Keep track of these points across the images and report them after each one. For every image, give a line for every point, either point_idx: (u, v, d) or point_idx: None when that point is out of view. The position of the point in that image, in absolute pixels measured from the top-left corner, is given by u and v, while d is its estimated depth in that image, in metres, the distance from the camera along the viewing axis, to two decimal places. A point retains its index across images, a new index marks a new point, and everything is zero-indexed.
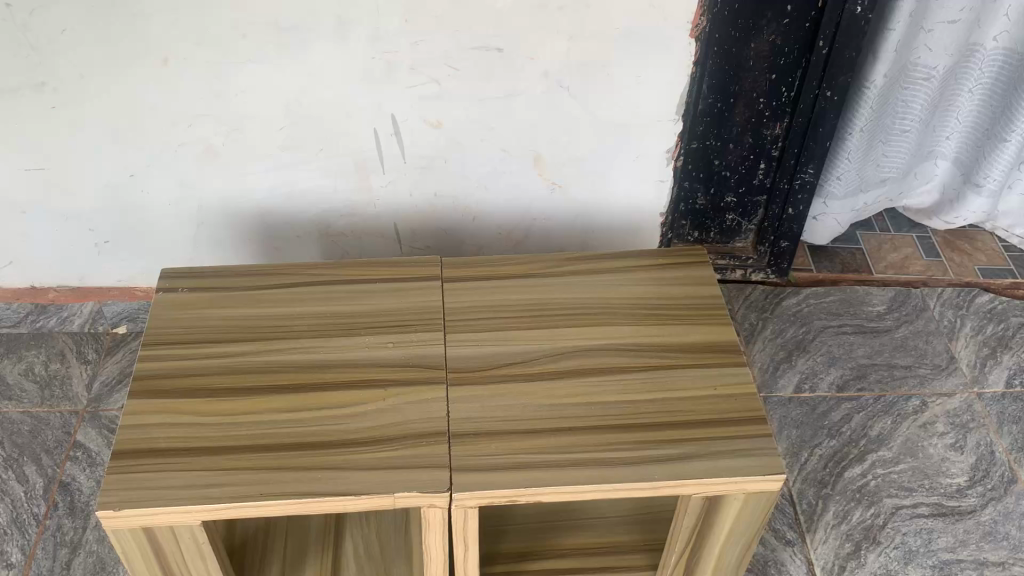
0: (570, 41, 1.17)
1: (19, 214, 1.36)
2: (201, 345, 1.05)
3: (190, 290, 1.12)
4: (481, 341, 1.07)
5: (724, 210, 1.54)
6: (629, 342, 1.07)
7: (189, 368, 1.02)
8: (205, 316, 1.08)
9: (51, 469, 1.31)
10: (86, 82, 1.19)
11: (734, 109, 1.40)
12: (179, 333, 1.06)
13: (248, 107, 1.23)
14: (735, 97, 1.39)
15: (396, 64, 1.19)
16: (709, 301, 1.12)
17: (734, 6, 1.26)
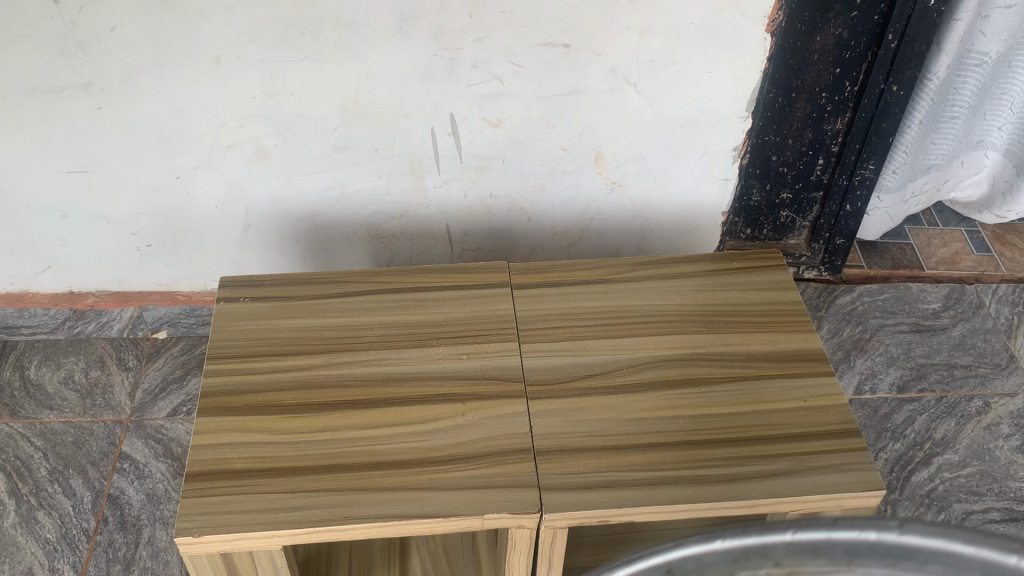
0: (640, 36, 1.12)
1: (60, 218, 1.30)
2: (268, 359, 1.01)
3: (251, 300, 1.08)
4: (558, 350, 1.03)
5: (779, 207, 1.50)
6: (711, 352, 1.03)
7: (257, 383, 0.98)
8: (269, 327, 1.04)
9: (98, 481, 1.27)
10: (134, 81, 1.15)
11: (795, 104, 1.35)
12: (245, 347, 1.02)
13: (303, 107, 1.19)
14: (796, 92, 1.34)
15: (458, 61, 1.14)
16: (790, 308, 1.08)
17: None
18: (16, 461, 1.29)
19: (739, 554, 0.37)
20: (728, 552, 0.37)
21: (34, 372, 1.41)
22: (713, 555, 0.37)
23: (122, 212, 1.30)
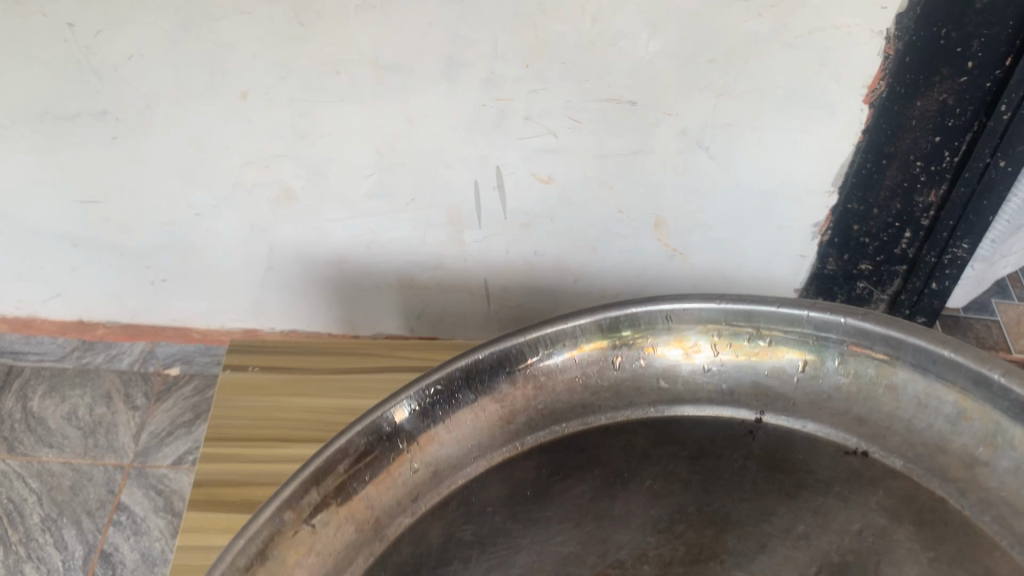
0: (718, 97, 0.99)
1: (70, 247, 1.21)
2: (275, 446, 0.90)
3: (263, 369, 0.98)
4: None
5: (854, 278, 1.23)
6: None
7: (259, 474, 0.87)
8: (280, 406, 0.94)
9: (92, 535, 1.17)
10: (153, 113, 1.04)
11: (884, 171, 1.07)
12: (251, 428, 0.91)
13: (335, 150, 1.07)
14: (887, 158, 1.06)
15: (509, 112, 1.02)
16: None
17: (901, 58, 0.94)
18: (8, 504, 1.20)
19: (733, 315, 0.79)
20: (724, 312, 0.79)
21: (37, 404, 1.32)
22: (713, 313, 0.79)
23: (137, 245, 1.21)
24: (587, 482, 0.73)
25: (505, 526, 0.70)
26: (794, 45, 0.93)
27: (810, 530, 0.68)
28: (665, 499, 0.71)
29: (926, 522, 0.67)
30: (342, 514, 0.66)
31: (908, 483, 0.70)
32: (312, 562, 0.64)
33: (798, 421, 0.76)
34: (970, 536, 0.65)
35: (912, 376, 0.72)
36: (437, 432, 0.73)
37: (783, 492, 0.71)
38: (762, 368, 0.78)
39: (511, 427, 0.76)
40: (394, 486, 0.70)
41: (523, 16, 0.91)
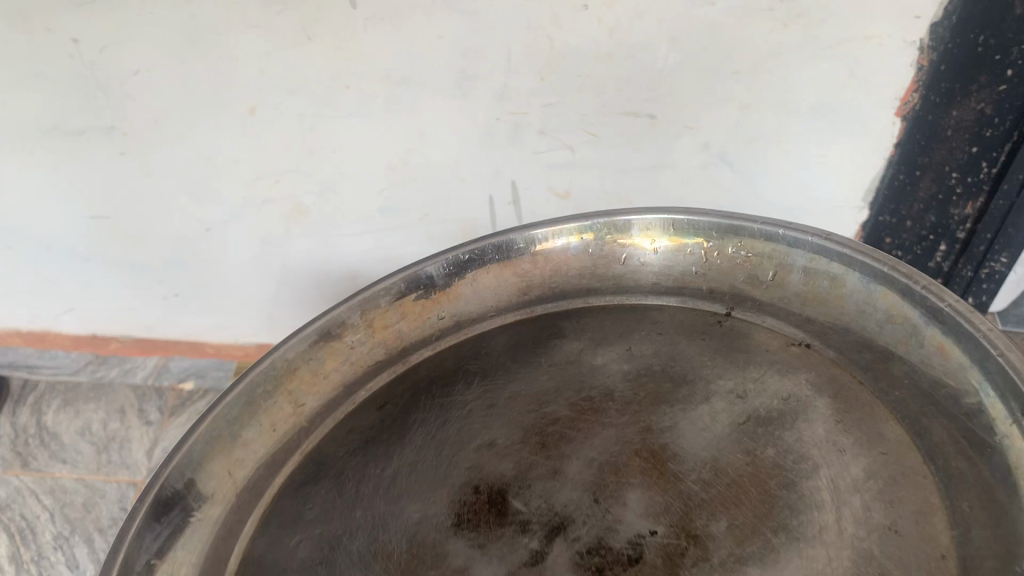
0: (742, 111, 0.95)
1: (80, 262, 1.20)
2: None
3: None
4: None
5: None
6: None
7: None
8: None
9: (103, 553, 1.14)
10: (161, 128, 1.02)
11: (918, 182, 1.01)
12: None
13: (346, 165, 1.04)
14: (920, 169, 1.00)
15: (524, 126, 0.98)
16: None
17: (937, 65, 0.89)
18: (21, 521, 1.19)
19: (720, 227, 0.69)
20: (714, 224, 0.69)
21: (51, 419, 1.33)
22: (707, 223, 0.70)
23: (148, 261, 1.20)
24: (573, 343, 0.66)
25: (507, 366, 0.65)
26: (820, 57, 0.89)
27: (750, 391, 0.59)
28: (628, 355, 0.64)
29: (848, 398, 0.56)
30: (371, 337, 0.68)
31: (841, 364, 0.59)
32: (344, 371, 0.66)
33: (758, 316, 0.66)
34: (881, 415, 0.54)
35: (869, 286, 0.61)
36: (464, 284, 0.71)
37: (732, 363, 0.61)
38: (736, 272, 0.68)
39: (535, 295, 0.72)
40: (409, 327, 0.69)
41: (537, 28, 0.88)
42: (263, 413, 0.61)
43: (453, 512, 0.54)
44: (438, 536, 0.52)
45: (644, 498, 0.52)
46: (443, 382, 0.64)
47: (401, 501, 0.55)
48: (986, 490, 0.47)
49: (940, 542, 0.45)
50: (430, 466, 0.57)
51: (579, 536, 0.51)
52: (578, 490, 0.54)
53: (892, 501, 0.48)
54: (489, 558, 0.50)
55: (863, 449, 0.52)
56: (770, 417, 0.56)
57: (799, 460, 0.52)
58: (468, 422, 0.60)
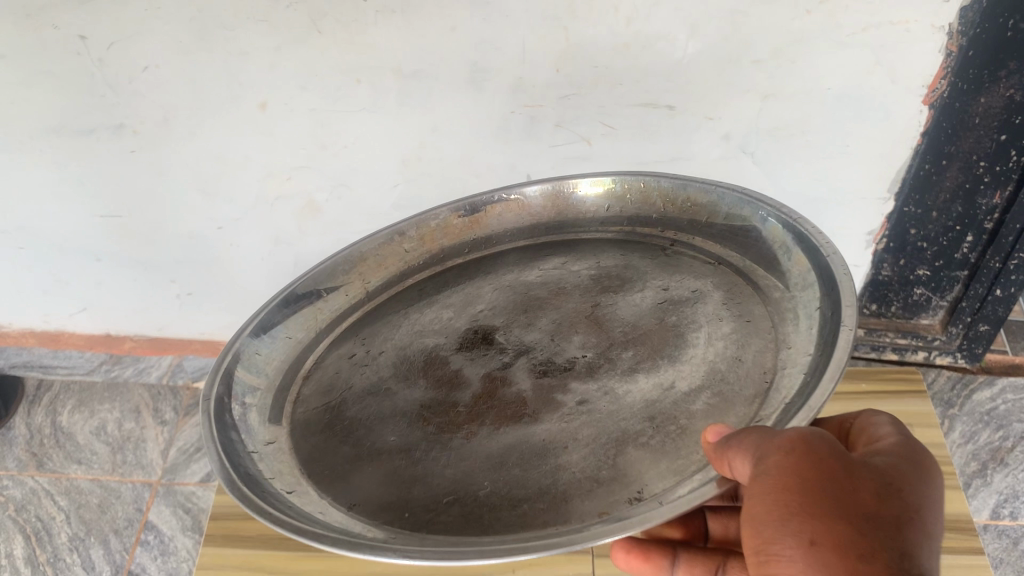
0: (763, 101, 0.92)
1: (93, 261, 1.19)
2: None
3: None
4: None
5: (911, 283, 1.15)
6: None
7: None
8: None
9: (119, 554, 1.14)
10: (171, 125, 1.00)
11: (945, 173, 0.99)
12: None
13: (357, 161, 1.03)
14: (947, 159, 0.97)
15: (539, 119, 0.96)
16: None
17: (967, 52, 0.87)
18: (37, 523, 1.18)
19: (678, 185, 0.68)
20: (666, 182, 0.69)
21: (66, 418, 1.33)
22: (663, 182, 0.69)
23: (160, 260, 1.18)
24: (559, 259, 0.69)
25: (524, 254, 0.70)
26: (844, 44, 0.86)
27: (667, 281, 0.62)
28: (596, 260, 0.67)
29: (738, 291, 0.59)
30: (424, 247, 0.72)
31: (739, 272, 0.61)
32: (399, 269, 0.71)
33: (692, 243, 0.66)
34: (763, 302, 0.58)
35: (767, 223, 0.62)
36: (487, 213, 0.72)
37: (658, 259, 0.66)
38: (679, 217, 0.69)
39: (549, 225, 0.73)
40: (437, 245, 0.72)
41: (552, 18, 0.86)
42: (342, 284, 0.68)
43: (457, 342, 0.61)
44: (439, 353, 0.60)
45: (591, 335, 0.59)
46: (465, 278, 0.69)
47: (418, 334, 0.63)
48: (809, 345, 0.51)
49: (766, 363, 0.52)
50: (444, 319, 0.64)
51: (535, 354, 0.57)
52: (544, 329, 0.60)
53: (745, 344, 0.54)
54: (470, 365, 0.58)
55: (738, 320, 0.56)
56: (681, 296, 0.60)
57: (691, 322, 0.57)
58: (486, 285, 0.67)
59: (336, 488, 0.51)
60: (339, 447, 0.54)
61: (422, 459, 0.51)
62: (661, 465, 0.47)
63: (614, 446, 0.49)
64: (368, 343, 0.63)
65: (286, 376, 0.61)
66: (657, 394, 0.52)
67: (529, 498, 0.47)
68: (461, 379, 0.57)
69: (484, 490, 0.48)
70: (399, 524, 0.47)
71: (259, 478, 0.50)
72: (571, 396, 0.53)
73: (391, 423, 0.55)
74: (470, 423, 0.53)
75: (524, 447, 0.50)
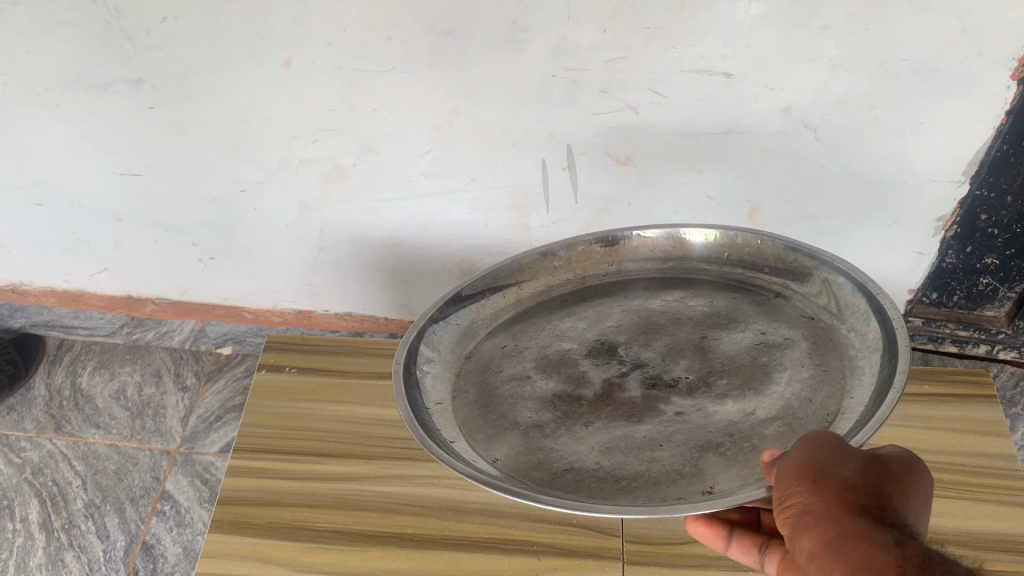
0: (830, 71, 0.84)
1: (114, 221, 1.15)
2: (315, 479, 0.85)
3: (317, 378, 0.97)
4: (663, 534, 0.79)
5: (977, 273, 1.05)
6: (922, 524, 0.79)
7: (298, 501, 0.83)
8: (327, 433, 0.91)
9: (134, 524, 1.11)
10: (192, 81, 0.95)
11: None
12: (288, 450, 0.88)
13: (386, 125, 0.96)
14: None
15: (584, 84, 0.88)
16: (970, 465, 0.84)
17: None
18: (53, 487, 1.15)
19: (789, 245, 0.70)
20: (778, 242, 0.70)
21: (86, 380, 1.30)
22: (773, 241, 0.71)
23: (181, 221, 1.13)
24: (680, 292, 0.72)
25: (653, 279, 0.74)
26: (926, 8, 0.77)
27: (767, 323, 0.67)
28: (710, 297, 0.71)
29: (824, 344, 0.63)
30: (571, 267, 0.76)
31: (824, 326, 0.65)
32: (541, 284, 0.75)
33: (793, 291, 0.69)
34: (839, 358, 0.62)
35: (854, 292, 0.64)
36: (626, 245, 0.75)
37: (756, 301, 0.70)
38: (786, 272, 0.70)
39: (674, 265, 0.75)
40: (582, 268, 0.76)
41: None
42: (503, 287, 0.74)
43: (586, 348, 0.68)
44: (570, 356, 0.67)
45: (696, 360, 0.65)
46: (597, 296, 0.73)
47: (556, 337, 0.69)
48: (868, 398, 0.55)
49: (830, 407, 0.57)
50: (577, 327, 0.70)
51: (647, 369, 0.64)
52: (659, 349, 0.66)
53: (819, 388, 0.59)
54: (594, 369, 0.65)
55: (820, 373, 0.61)
56: (775, 341, 0.65)
57: (778, 364, 0.62)
58: (613, 300, 0.73)
59: (482, 444, 0.60)
60: (488, 416, 0.62)
61: (552, 437, 0.60)
62: (732, 471, 0.54)
63: (698, 451, 0.57)
64: (518, 337, 0.70)
65: (451, 352, 0.69)
66: (740, 417, 0.59)
67: (627, 476, 0.56)
68: (586, 379, 0.64)
69: (596, 462, 0.57)
70: (526, 477, 0.56)
71: (432, 426, 0.59)
72: (669, 408, 0.61)
73: (529, 403, 0.63)
74: (591, 413, 0.61)
75: (627, 439, 0.58)
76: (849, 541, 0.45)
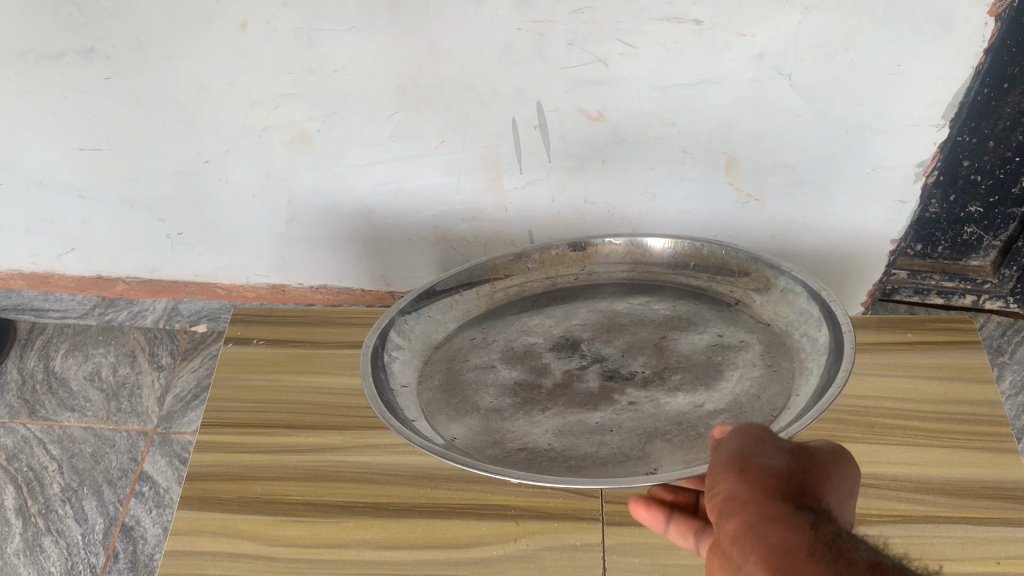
0: (803, 14, 0.81)
1: (77, 199, 1.12)
2: (284, 453, 0.83)
3: (287, 351, 0.95)
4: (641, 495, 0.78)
5: (961, 223, 1.04)
6: (905, 475, 0.78)
7: (270, 474, 0.81)
8: (296, 404, 0.89)
9: (113, 507, 1.09)
10: (146, 48, 0.91)
11: (1007, 97, 0.88)
12: (260, 423, 0.87)
13: (349, 88, 0.93)
14: (1010, 81, 0.87)
15: (549, 37, 0.86)
16: (955, 414, 0.83)
17: None
18: (28, 472, 1.13)
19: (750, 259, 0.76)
20: (741, 255, 0.76)
21: (60, 363, 1.28)
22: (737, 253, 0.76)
23: (145, 196, 1.11)
24: (644, 297, 0.78)
25: (621, 287, 0.80)
26: None
27: (721, 327, 0.73)
28: (671, 304, 0.77)
29: (776, 349, 0.69)
30: (543, 270, 0.81)
31: (779, 333, 0.71)
32: (515, 284, 0.81)
33: (752, 298, 0.75)
34: (788, 361, 0.67)
35: (807, 303, 0.70)
36: (596, 251, 0.81)
37: (716, 308, 0.75)
38: (745, 282, 0.76)
39: (641, 271, 0.80)
40: (554, 271, 0.81)
41: None
42: (477, 283, 0.80)
43: (550, 343, 0.73)
44: (535, 351, 0.72)
45: (651, 358, 0.70)
46: (567, 300, 0.79)
47: (523, 333, 0.74)
48: (812, 395, 0.61)
49: (776, 405, 0.63)
50: (543, 324, 0.75)
51: (606, 364, 0.70)
52: (619, 347, 0.72)
53: (766, 387, 0.65)
54: (557, 363, 0.70)
55: (768, 373, 0.67)
56: (728, 343, 0.70)
57: (728, 365, 0.68)
58: (581, 304, 0.78)
59: (445, 423, 0.65)
60: (453, 401, 0.67)
61: (509, 420, 0.65)
62: (677, 455, 0.60)
63: (645, 437, 0.62)
64: (487, 333, 0.75)
65: (419, 344, 0.74)
66: (688, 408, 0.64)
67: (577, 456, 0.61)
68: (548, 369, 0.70)
69: (548, 443, 0.62)
70: (480, 454, 0.61)
71: (395, 406, 0.64)
72: (620, 400, 0.66)
73: (492, 390, 0.68)
74: (550, 399, 0.66)
75: (582, 424, 0.64)
76: (770, 521, 0.44)
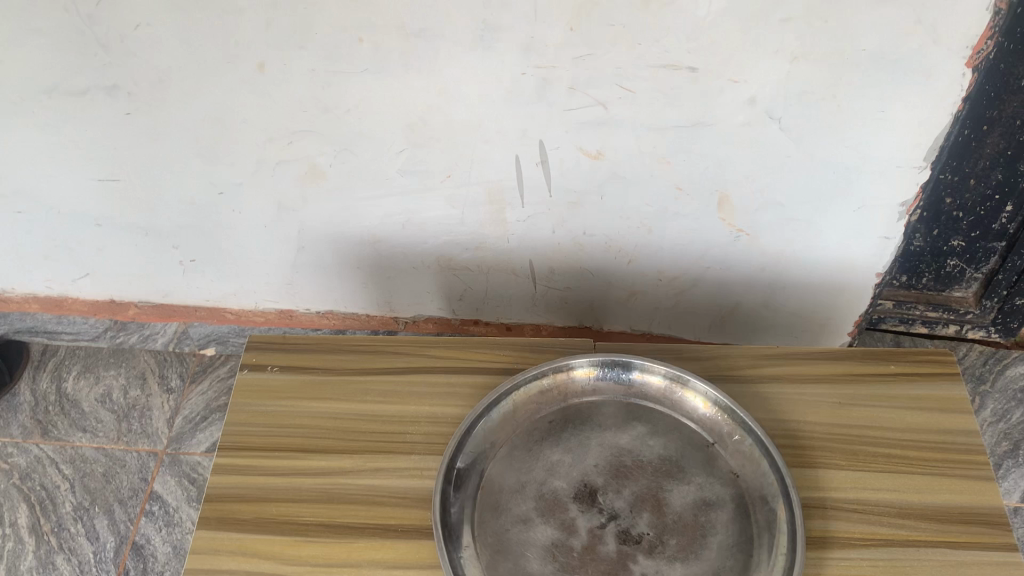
0: (793, 63, 0.85)
1: (94, 227, 1.16)
2: (296, 474, 0.87)
3: (295, 374, 0.98)
4: None
5: (944, 256, 1.10)
6: (888, 499, 0.82)
7: (284, 494, 0.85)
8: (306, 425, 0.92)
9: (123, 525, 1.12)
10: (167, 87, 0.95)
11: (984, 139, 0.94)
12: (274, 445, 0.91)
13: (360, 125, 0.98)
14: (988, 123, 0.92)
15: (553, 81, 0.90)
16: (936, 441, 0.87)
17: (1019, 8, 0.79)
18: (41, 492, 1.16)
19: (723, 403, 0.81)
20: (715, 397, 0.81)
21: (71, 385, 1.31)
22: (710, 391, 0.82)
23: (160, 225, 1.15)
24: (641, 428, 0.83)
25: (611, 410, 0.85)
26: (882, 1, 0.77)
27: (709, 478, 0.79)
28: (659, 436, 0.82)
29: (754, 501, 0.76)
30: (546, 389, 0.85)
31: (751, 485, 0.77)
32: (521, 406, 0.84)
33: (727, 431, 0.81)
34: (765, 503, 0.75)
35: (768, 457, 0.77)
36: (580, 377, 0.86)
37: (701, 449, 0.81)
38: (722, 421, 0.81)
39: (632, 393, 0.85)
40: (555, 392, 0.85)
41: None
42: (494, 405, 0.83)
43: (569, 490, 0.78)
44: (558, 504, 0.77)
45: (655, 513, 0.77)
46: (571, 429, 0.83)
47: (549, 473, 0.80)
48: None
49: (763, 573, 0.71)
50: (565, 462, 0.81)
51: (620, 522, 0.76)
52: (627, 499, 0.78)
53: (751, 550, 0.73)
54: (580, 518, 0.76)
55: (748, 526, 0.75)
56: (714, 499, 0.77)
57: (718, 525, 0.75)
58: (584, 438, 0.82)
59: None
60: (501, 563, 0.74)
61: None
62: None
63: None
64: (505, 478, 0.80)
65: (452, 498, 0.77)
66: None
67: None
68: (570, 526, 0.76)
69: None
70: None
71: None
72: (636, 569, 0.73)
73: (529, 556, 0.74)
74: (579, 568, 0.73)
75: None
76: None
